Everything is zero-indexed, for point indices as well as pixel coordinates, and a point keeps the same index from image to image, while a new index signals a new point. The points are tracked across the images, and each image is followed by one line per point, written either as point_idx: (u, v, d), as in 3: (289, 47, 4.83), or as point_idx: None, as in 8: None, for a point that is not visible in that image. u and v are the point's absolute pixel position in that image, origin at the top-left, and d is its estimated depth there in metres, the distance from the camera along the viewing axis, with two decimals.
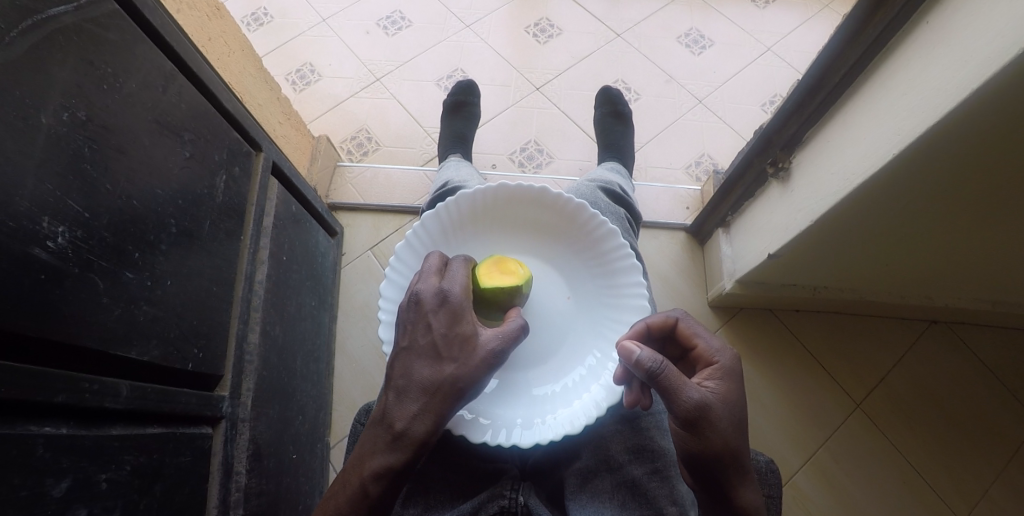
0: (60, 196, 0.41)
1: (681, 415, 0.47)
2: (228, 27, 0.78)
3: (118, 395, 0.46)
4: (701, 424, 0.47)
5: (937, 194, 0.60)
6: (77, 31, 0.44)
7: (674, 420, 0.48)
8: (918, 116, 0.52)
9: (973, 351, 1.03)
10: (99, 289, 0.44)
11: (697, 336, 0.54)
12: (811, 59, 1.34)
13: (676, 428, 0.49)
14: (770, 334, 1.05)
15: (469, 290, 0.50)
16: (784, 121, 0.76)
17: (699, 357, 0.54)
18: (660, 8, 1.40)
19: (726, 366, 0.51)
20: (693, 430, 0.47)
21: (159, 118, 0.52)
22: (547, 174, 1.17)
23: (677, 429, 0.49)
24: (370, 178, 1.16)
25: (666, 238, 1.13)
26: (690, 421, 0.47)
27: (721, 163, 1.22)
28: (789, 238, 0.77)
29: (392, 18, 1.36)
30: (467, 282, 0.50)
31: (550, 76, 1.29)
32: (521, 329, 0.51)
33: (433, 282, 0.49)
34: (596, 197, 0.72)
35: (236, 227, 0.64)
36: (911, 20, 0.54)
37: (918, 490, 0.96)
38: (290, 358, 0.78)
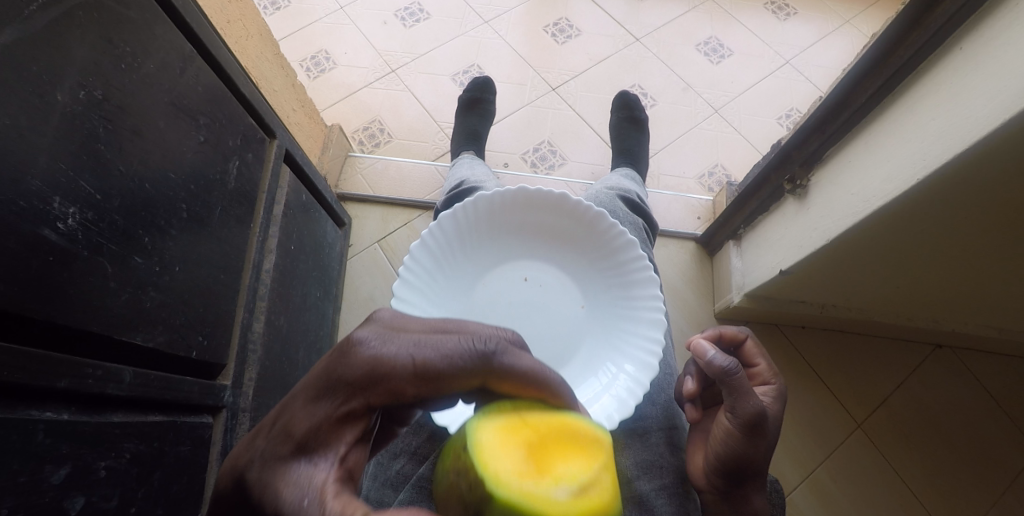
0: (72, 175, 0.40)
1: (742, 417, 0.49)
2: (248, 10, 0.77)
3: (121, 382, 0.45)
4: (758, 433, 0.50)
5: (958, 221, 0.59)
6: (97, 8, 0.43)
7: (730, 420, 0.50)
8: (943, 142, 0.51)
9: (977, 377, 1.02)
10: (106, 273, 0.43)
11: (761, 358, 0.58)
12: (829, 74, 1.32)
13: (726, 427, 0.51)
14: (778, 352, 1.04)
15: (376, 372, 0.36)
16: (805, 136, 0.75)
17: (755, 376, 0.58)
18: (680, 14, 1.38)
19: (778, 392, 0.56)
20: (747, 434, 0.49)
21: (176, 100, 0.52)
22: (559, 176, 1.16)
23: (730, 428, 0.51)
24: (381, 170, 1.15)
25: (675, 247, 1.12)
26: (748, 425, 0.49)
27: (734, 174, 1.20)
28: (802, 255, 0.76)
29: (410, 10, 1.35)
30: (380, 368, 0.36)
31: (567, 77, 1.28)
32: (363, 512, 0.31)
33: (356, 347, 0.36)
34: (614, 205, 0.71)
35: (246, 215, 0.63)
36: (943, 45, 0.53)
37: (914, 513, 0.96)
38: (293, 348, 0.78)
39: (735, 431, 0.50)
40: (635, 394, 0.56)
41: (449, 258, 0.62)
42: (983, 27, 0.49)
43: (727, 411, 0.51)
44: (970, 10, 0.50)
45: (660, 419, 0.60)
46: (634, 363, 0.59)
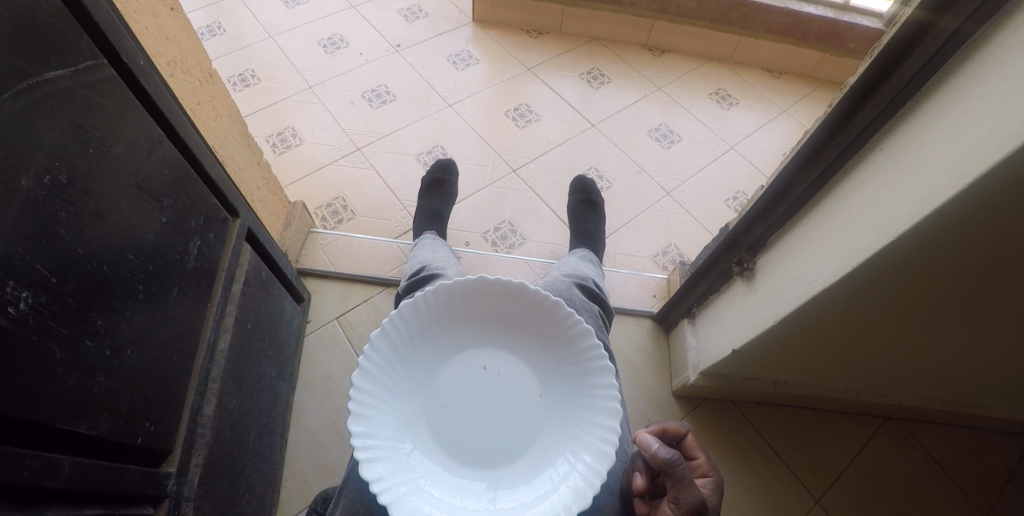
0: (29, 259, 0.40)
1: (685, 508, 0.51)
2: (219, 92, 0.80)
3: (59, 473, 0.42)
4: None
5: (886, 303, 0.64)
6: (70, 95, 0.45)
7: (672, 510, 0.51)
8: (872, 234, 0.57)
9: (922, 446, 1.07)
10: (54, 358, 0.42)
11: (700, 450, 0.60)
12: (769, 160, 1.45)
13: None
14: (735, 429, 1.06)
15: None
16: (748, 224, 0.82)
17: (693, 469, 0.60)
18: (632, 103, 1.51)
19: (717, 483, 0.58)
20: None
21: (141, 183, 0.52)
22: (519, 254, 1.20)
23: None
24: (343, 246, 1.16)
25: (632, 324, 1.16)
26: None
27: (686, 254, 1.27)
28: (751, 335, 0.81)
29: (377, 91, 1.42)
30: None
31: (527, 159, 1.35)
32: None
33: None
34: (571, 293, 0.74)
35: (204, 293, 0.63)
36: (866, 145, 0.60)
37: None
38: (244, 431, 0.75)
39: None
40: (592, 484, 0.56)
41: (410, 344, 0.63)
42: (899, 132, 0.55)
43: (669, 502, 0.52)
44: (887, 115, 0.57)
45: (616, 508, 0.61)
46: (592, 453, 0.59)
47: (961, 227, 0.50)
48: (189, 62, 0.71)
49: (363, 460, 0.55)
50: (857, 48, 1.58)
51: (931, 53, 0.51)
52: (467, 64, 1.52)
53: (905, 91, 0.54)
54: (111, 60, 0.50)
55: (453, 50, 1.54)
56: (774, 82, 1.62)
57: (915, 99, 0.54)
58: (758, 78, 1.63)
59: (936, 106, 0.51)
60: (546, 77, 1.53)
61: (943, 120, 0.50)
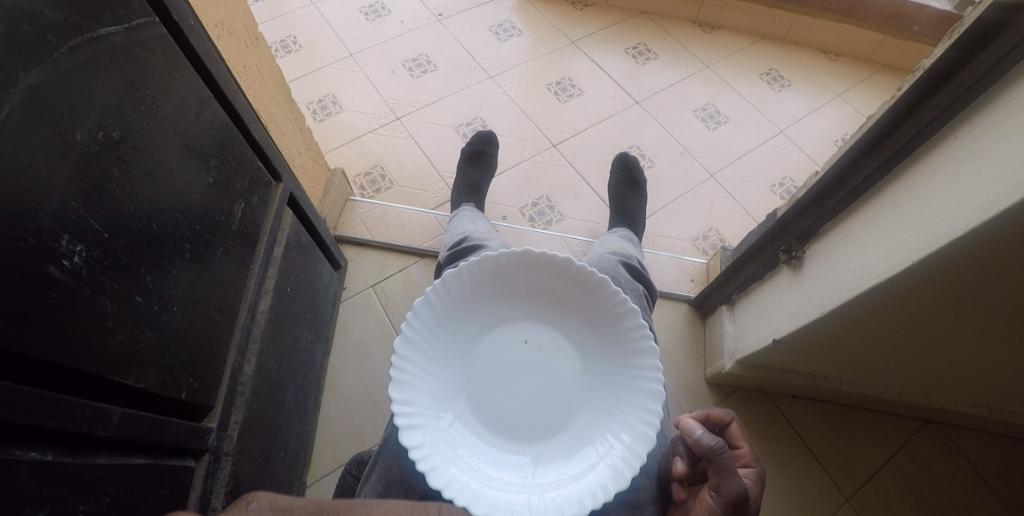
0: (82, 214, 0.40)
1: (726, 498, 0.49)
2: (265, 56, 0.80)
3: (109, 423, 0.43)
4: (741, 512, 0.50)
5: (950, 301, 0.60)
6: (123, 51, 0.45)
7: (714, 498, 0.50)
8: (938, 226, 0.53)
9: (964, 452, 1.02)
10: (106, 311, 0.43)
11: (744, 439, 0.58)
12: (821, 145, 1.38)
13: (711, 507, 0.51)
14: (768, 418, 1.03)
15: None
16: (800, 211, 0.78)
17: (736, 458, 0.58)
18: (678, 81, 1.45)
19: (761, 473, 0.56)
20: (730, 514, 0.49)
21: (189, 143, 0.53)
22: (556, 232, 1.18)
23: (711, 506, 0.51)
24: (380, 215, 1.16)
25: (667, 308, 1.13)
26: (732, 506, 0.49)
27: (727, 239, 1.23)
28: (795, 326, 0.78)
29: (418, 61, 1.41)
30: None
31: (567, 135, 1.32)
32: None
33: None
34: (617, 271, 0.72)
35: (246, 255, 0.63)
36: (937, 134, 0.56)
37: None
38: (281, 391, 0.76)
39: (717, 510, 0.49)
40: (631, 466, 0.55)
41: (451, 316, 0.62)
42: (975, 122, 0.51)
43: (711, 490, 0.50)
44: (963, 103, 0.52)
45: (653, 491, 0.59)
46: (632, 434, 0.58)
47: None
48: (236, 25, 0.71)
49: (402, 427, 0.55)
50: (922, 29, 1.47)
51: (1021, 36, 0.46)
52: (509, 35, 1.48)
53: (991, 73, 0.50)
54: (162, 18, 0.50)
55: (495, 21, 1.50)
56: (830, 64, 1.53)
57: (997, 83, 0.49)
58: (813, 60, 1.53)
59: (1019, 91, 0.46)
60: (590, 51, 1.48)
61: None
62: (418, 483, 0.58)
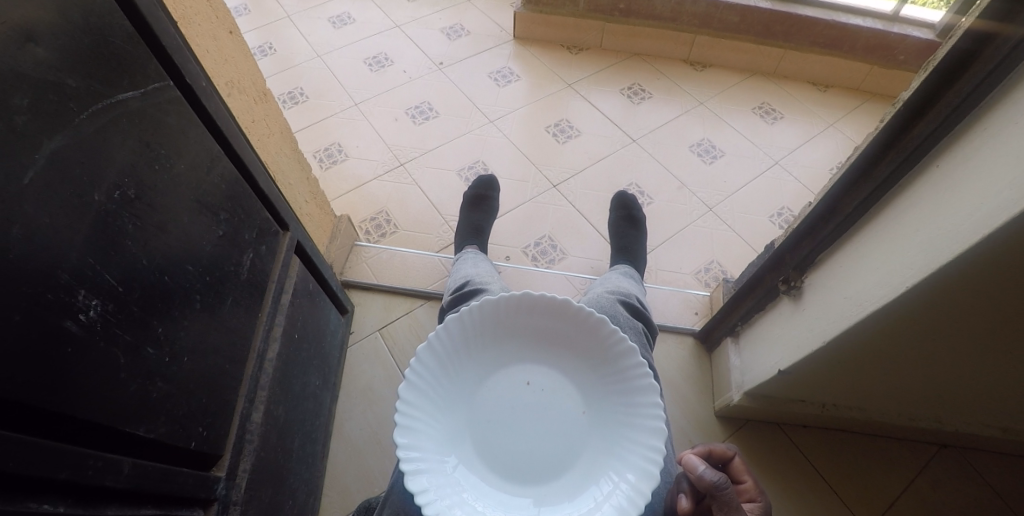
0: (98, 269, 0.42)
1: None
2: (272, 111, 0.84)
3: (120, 473, 0.44)
4: None
5: (950, 324, 0.61)
6: (138, 115, 0.47)
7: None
8: (930, 252, 0.54)
9: (983, 476, 0.99)
10: (119, 363, 0.44)
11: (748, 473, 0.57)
12: (816, 175, 1.40)
13: None
14: (782, 453, 1.01)
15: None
16: (796, 241, 0.79)
17: (741, 493, 0.57)
18: (673, 118, 1.49)
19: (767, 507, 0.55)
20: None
21: (200, 197, 0.55)
22: (559, 269, 1.19)
23: None
24: (386, 259, 1.18)
25: (674, 342, 1.13)
26: None
27: (730, 271, 1.24)
28: (800, 356, 0.77)
29: (420, 108, 1.46)
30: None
31: (567, 175, 1.35)
32: None
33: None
34: (615, 310, 0.73)
35: (255, 303, 0.65)
36: (920, 163, 0.57)
37: None
38: (289, 439, 0.76)
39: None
40: (637, 504, 0.54)
41: (455, 358, 0.63)
42: (957, 149, 0.53)
43: None
44: (943, 132, 0.54)
45: None
46: (635, 472, 0.57)
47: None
48: (245, 83, 0.75)
49: (408, 472, 0.55)
50: (908, 58, 1.51)
51: (991, 68, 0.49)
52: (508, 81, 1.54)
53: (964, 104, 0.52)
54: (176, 82, 0.53)
55: (494, 68, 1.57)
56: (820, 96, 1.57)
57: (974, 113, 0.51)
58: (804, 93, 1.58)
59: (995, 120, 0.48)
60: (586, 93, 1.53)
61: (1003, 133, 0.47)
62: None
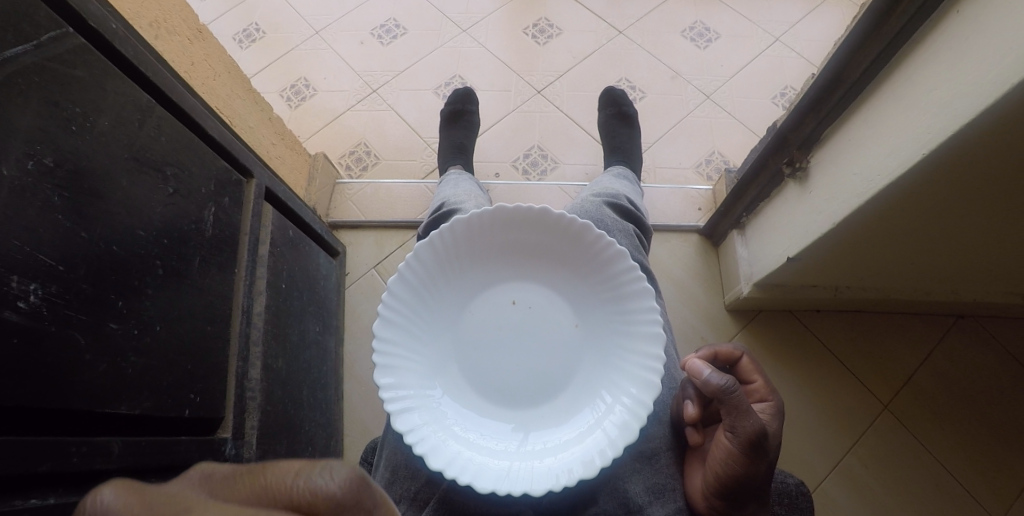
0: (29, 250, 0.38)
1: (742, 437, 0.47)
2: (213, 49, 0.75)
3: (110, 454, 0.43)
4: (764, 448, 0.47)
5: (971, 190, 0.56)
6: (38, 71, 0.41)
7: (731, 439, 0.48)
8: (948, 114, 0.48)
9: (999, 340, 0.98)
10: (79, 344, 0.41)
11: (758, 372, 0.56)
12: (821, 47, 1.29)
13: (730, 448, 0.48)
14: (793, 341, 1.01)
15: (729, 410, 0.48)
16: (799, 118, 0.72)
17: (751, 393, 0.55)
18: (662, 2, 1.35)
19: (778, 405, 0.53)
20: (749, 453, 0.47)
21: (138, 155, 0.50)
22: (552, 181, 1.14)
23: (730, 448, 0.48)
24: (371, 194, 1.13)
25: (678, 241, 1.09)
26: (750, 444, 0.47)
27: (732, 161, 1.17)
28: (809, 241, 0.73)
29: (386, 27, 1.33)
30: (727, 405, 0.48)
31: (551, 78, 1.25)
32: (734, 457, 0.48)
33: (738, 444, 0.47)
34: (603, 214, 0.68)
35: (228, 261, 0.61)
36: (935, 12, 0.50)
37: (945, 487, 0.92)
38: (296, 388, 0.76)
39: (737, 452, 0.47)
40: (637, 417, 0.53)
41: (432, 288, 0.60)
42: None
43: (727, 430, 0.48)
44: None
45: (666, 438, 0.58)
46: (637, 385, 0.55)
47: None
48: (174, 20, 0.66)
49: (395, 411, 0.54)
50: None
51: None
52: None
53: None
54: (77, 27, 0.46)
55: None
56: None
57: None
58: None
59: None
60: None
61: None
62: (423, 466, 0.57)
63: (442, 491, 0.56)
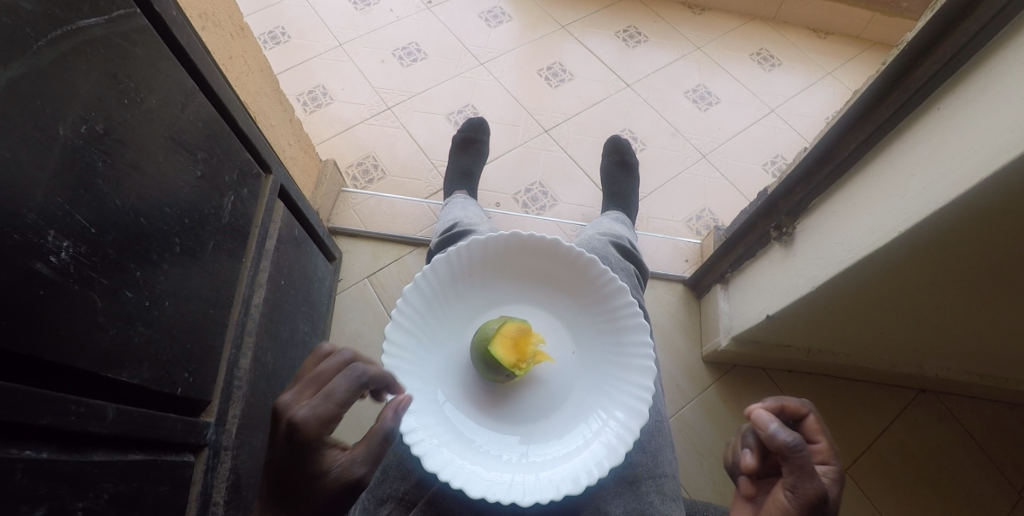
0: (68, 209, 0.40)
1: (803, 501, 0.44)
2: (250, 46, 0.78)
3: (104, 419, 0.44)
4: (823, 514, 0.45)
5: (943, 270, 0.61)
6: (105, 44, 0.44)
7: (789, 499, 0.45)
8: (925, 196, 0.53)
9: (957, 418, 1.03)
10: (96, 307, 0.42)
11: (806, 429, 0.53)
12: (812, 123, 1.38)
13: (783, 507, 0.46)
14: (766, 398, 1.04)
15: (791, 468, 0.45)
16: (790, 187, 0.78)
17: None
18: (669, 63, 1.44)
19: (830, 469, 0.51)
20: None
21: (176, 135, 0.52)
22: (550, 217, 1.18)
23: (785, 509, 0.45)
24: (374, 206, 1.16)
25: (664, 289, 1.13)
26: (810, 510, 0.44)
27: (721, 219, 1.23)
28: (789, 301, 0.77)
29: (408, 49, 1.39)
30: (792, 460, 0.45)
31: (559, 119, 1.31)
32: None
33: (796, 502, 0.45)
34: (607, 251, 0.72)
35: (238, 249, 0.63)
36: (922, 104, 0.56)
37: None
38: (279, 384, 0.76)
39: (793, 513, 0.44)
40: (626, 441, 0.55)
41: (442, 301, 0.61)
42: (958, 91, 0.51)
43: (786, 490, 0.45)
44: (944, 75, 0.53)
45: (651, 465, 0.59)
46: (625, 410, 0.57)
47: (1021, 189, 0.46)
48: (220, 15, 0.69)
49: None
50: (912, 5, 1.45)
51: (994, 13, 0.47)
52: (499, 21, 1.46)
53: (968, 46, 0.50)
54: (143, 10, 0.49)
55: (485, 7, 1.48)
56: (820, 43, 1.51)
57: (979, 52, 0.49)
58: (804, 39, 1.52)
59: (999, 62, 0.47)
60: (580, 36, 1.46)
61: (1009, 74, 0.46)
62: (416, 467, 0.58)
63: (431, 494, 0.56)
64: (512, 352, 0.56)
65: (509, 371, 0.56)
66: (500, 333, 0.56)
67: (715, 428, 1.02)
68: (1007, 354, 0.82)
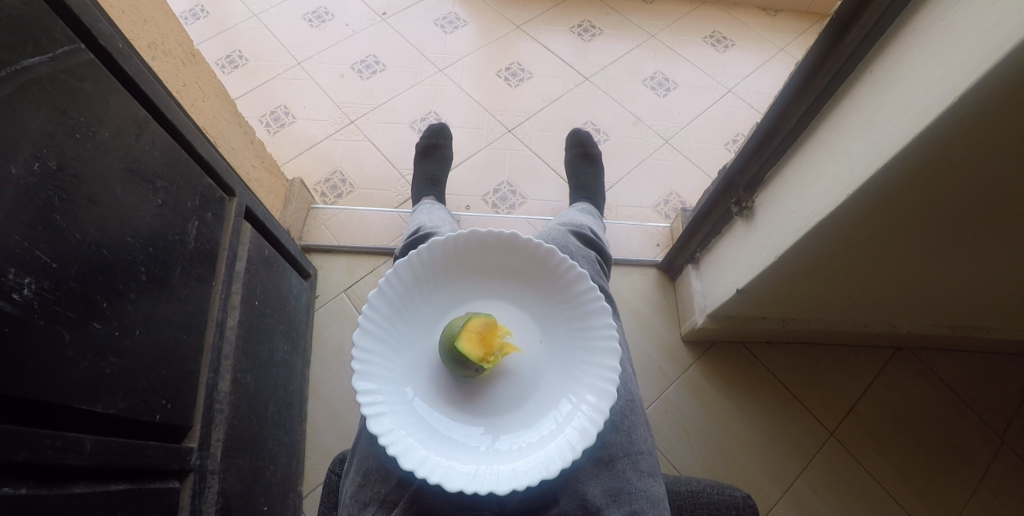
0: (27, 246, 0.40)
1: None
2: (204, 71, 0.79)
3: (82, 451, 0.44)
4: None
5: (889, 228, 0.64)
6: (51, 81, 0.44)
7: None
8: (867, 158, 0.56)
9: (929, 369, 1.07)
10: (64, 341, 0.43)
11: None
12: (768, 99, 1.41)
13: None
14: (745, 371, 1.07)
15: None
16: (744, 163, 0.81)
17: None
18: (625, 53, 1.47)
19: None
20: None
21: (132, 165, 0.52)
22: (520, 214, 1.20)
23: None
24: (344, 220, 1.16)
25: (638, 274, 1.16)
26: None
27: (688, 201, 1.26)
28: (755, 273, 0.80)
29: (366, 62, 1.40)
30: None
31: (522, 118, 1.33)
32: None
33: None
34: (567, 240, 0.74)
35: (207, 273, 0.63)
36: (856, 71, 0.58)
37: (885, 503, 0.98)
38: (262, 405, 0.77)
39: None
40: (597, 423, 0.56)
41: (409, 304, 0.62)
42: (886, 55, 0.54)
43: None
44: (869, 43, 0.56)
45: (626, 443, 0.61)
46: (594, 392, 0.59)
47: (951, 143, 0.49)
48: (170, 43, 0.70)
49: (370, 415, 0.55)
50: None
51: None
52: (455, 26, 1.47)
53: (886, 14, 0.53)
54: (88, 43, 0.49)
55: (439, 13, 1.49)
56: (770, 21, 1.56)
57: (899, 18, 0.52)
58: (755, 19, 1.56)
59: (919, 26, 0.50)
60: (536, 34, 1.48)
61: (929, 36, 0.48)
62: (395, 468, 0.59)
63: (412, 492, 0.58)
64: (478, 347, 0.57)
65: (477, 365, 0.57)
66: (466, 328, 0.58)
67: (697, 405, 1.04)
68: (965, 303, 0.86)
